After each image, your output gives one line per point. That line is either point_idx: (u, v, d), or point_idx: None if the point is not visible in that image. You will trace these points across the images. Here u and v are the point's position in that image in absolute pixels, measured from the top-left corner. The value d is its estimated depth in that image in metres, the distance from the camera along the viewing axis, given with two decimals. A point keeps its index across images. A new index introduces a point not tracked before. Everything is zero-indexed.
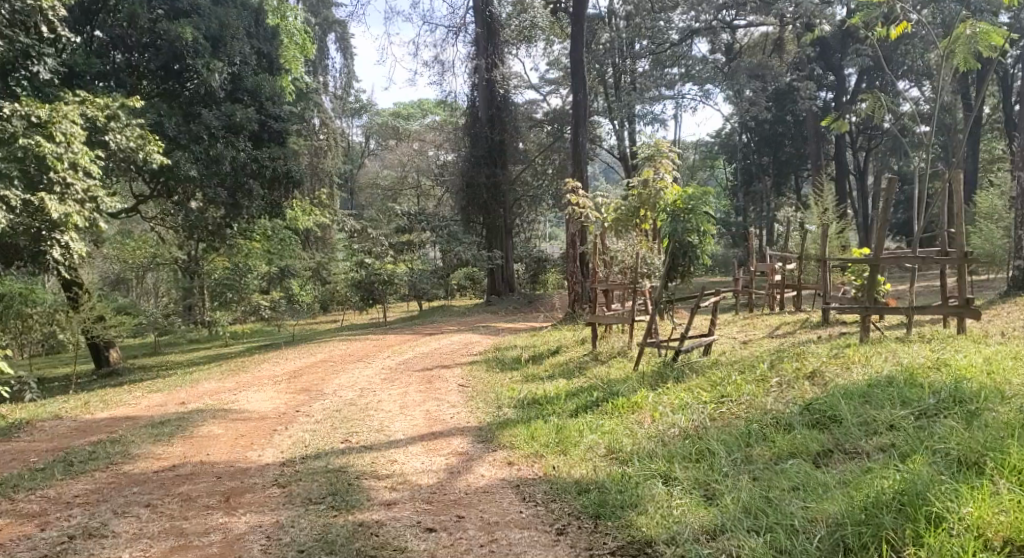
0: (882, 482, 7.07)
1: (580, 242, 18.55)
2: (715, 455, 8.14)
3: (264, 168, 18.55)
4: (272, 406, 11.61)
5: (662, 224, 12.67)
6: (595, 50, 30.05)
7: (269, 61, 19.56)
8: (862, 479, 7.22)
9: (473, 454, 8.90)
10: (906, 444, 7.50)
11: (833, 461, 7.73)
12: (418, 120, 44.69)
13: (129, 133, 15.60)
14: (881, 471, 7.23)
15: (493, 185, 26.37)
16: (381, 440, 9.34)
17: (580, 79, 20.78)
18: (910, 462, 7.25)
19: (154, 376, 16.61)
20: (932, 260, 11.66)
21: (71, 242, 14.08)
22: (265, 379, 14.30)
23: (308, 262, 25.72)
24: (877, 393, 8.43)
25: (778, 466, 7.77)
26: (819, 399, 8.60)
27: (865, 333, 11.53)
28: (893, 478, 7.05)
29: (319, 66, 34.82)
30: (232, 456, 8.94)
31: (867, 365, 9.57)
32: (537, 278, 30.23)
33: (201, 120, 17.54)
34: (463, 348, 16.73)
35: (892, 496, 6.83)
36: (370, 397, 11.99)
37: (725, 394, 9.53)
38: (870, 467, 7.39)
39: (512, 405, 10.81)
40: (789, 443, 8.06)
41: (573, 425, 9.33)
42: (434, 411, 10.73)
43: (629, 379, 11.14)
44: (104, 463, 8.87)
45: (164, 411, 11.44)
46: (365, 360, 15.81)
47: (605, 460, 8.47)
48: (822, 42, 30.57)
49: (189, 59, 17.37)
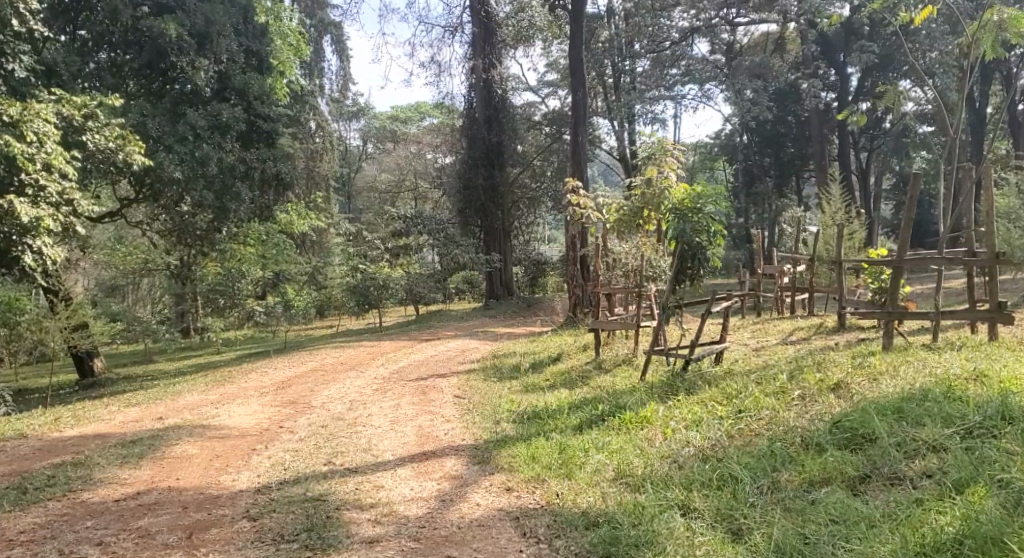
0: (943, 524, 6.35)
1: (582, 244, 17.83)
2: (739, 481, 7.38)
3: (253, 169, 17.78)
4: (254, 422, 10.86)
5: (667, 226, 11.92)
6: (594, 49, 29.05)
7: (259, 60, 18.85)
8: (912, 515, 6.54)
9: (468, 479, 8.13)
10: (961, 471, 6.79)
11: (872, 489, 7.02)
12: (416, 123, 43.83)
13: (108, 133, 14.80)
14: (936, 505, 6.56)
15: (491, 188, 25.65)
16: (368, 463, 8.56)
17: (580, 76, 20.04)
18: (972, 497, 6.54)
19: (136, 387, 15.85)
20: (959, 262, 10.90)
21: (43, 247, 13.21)
22: (250, 391, 13.54)
23: (302, 267, 24.96)
24: (913, 407, 7.68)
25: (811, 496, 7.04)
26: (848, 414, 7.82)
27: (888, 340, 10.77)
28: (952, 514, 6.41)
29: (316, 68, 34.10)
30: (202, 482, 8.15)
31: (897, 377, 8.79)
32: (536, 281, 29.44)
33: (186, 120, 16.74)
34: (460, 355, 15.96)
35: (955, 538, 6.19)
36: (360, 411, 11.22)
37: (742, 408, 8.76)
38: (921, 497, 6.69)
39: (511, 419, 10.04)
40: (820, 466, 7.33)
41: (577, 443, 8.57)
42: (427, 428, 9.95)
43: (636, 390, 10.36)
44: (61, 491, 8.10)
45: (138, 427, 10.66)
46: (359, 369, 15.05)
47: (613, 485, 7.72)
48: (824, 39, 29.75)
49: (173, 56, 16.61)
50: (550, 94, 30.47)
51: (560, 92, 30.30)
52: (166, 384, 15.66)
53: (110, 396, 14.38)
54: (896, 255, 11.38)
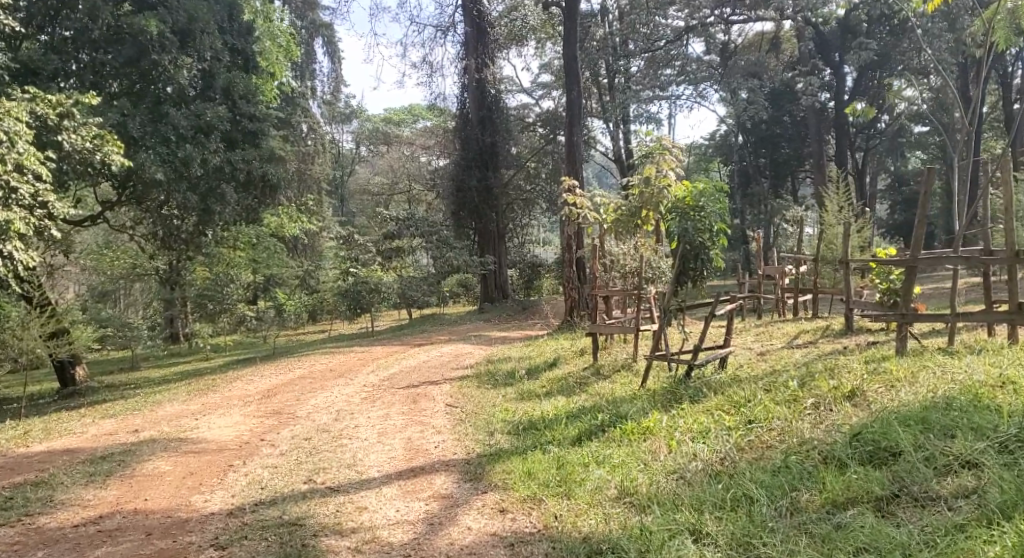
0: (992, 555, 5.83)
1: (577, 245, 17.28)
2: (754, 502, 6.87)
3: (238, 170, 17.21)
4: (234, 435, 10.30)
5: (668, 226, 11.37)
6: (588, 48, 28.39)
7: (244, 58, 18.32)
8: (955, 544, 6.02)
9: (459, 498, 7.57)
10: (1004, 491, 6.27)
11: (902, 509, 6.51)
12: (409, 125, 42.83)
13: (85, 132, 14.14)
14: (981, 532, 6.04)
15: (485, 189, 25.17)
16: (351, 481, 7.98)
17: (575, 73, 19.50)
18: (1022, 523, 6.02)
19: (117, 396, 15.25)
20: (976, 261, 10.37)
21: (15, 252, 12.58)
22: (233, 401, 12.97)
23: (292, 271, 24.39)
24: (939, 417, 7.14)
25: (835, 519, 6.52)
26: (869, 425, 7.30)
27: (902, 344, 10.24)
28: (1001, 542, 5.90)
29: (307, 70, 33.53)
30: (172, 504, 7.57)
31: (916, 383, 8.24)
32: (532, 284, 28.94)
33: (169, 120, 16.09)
34: (453, 361, 15.40)
35: None
36: (346, 422, 10.66)
37: (752, 419, 8.20)
38: (962, 522, 6.18)
39: (506, 430, 9.47)
40: (842, 484, 6.81)
41: (576, 457, 8.03)
42: (417, 441, 9.37)
43: (638, 398, 9.81)
44: (17, 516, 7.53)
45: (111, 442, 10.09)
46: (348, 377, 14.46)
47: (616, 506, 7.20)
48: (820, 37, 29.27)
49: (155, 53, 15.95)
50: (545, 95, 29.89)
51: (554, 93, 29.75)
52: (147, 394, 15.07)
53: (87, 407, 13.80)
54: (908, 255, 10.86)
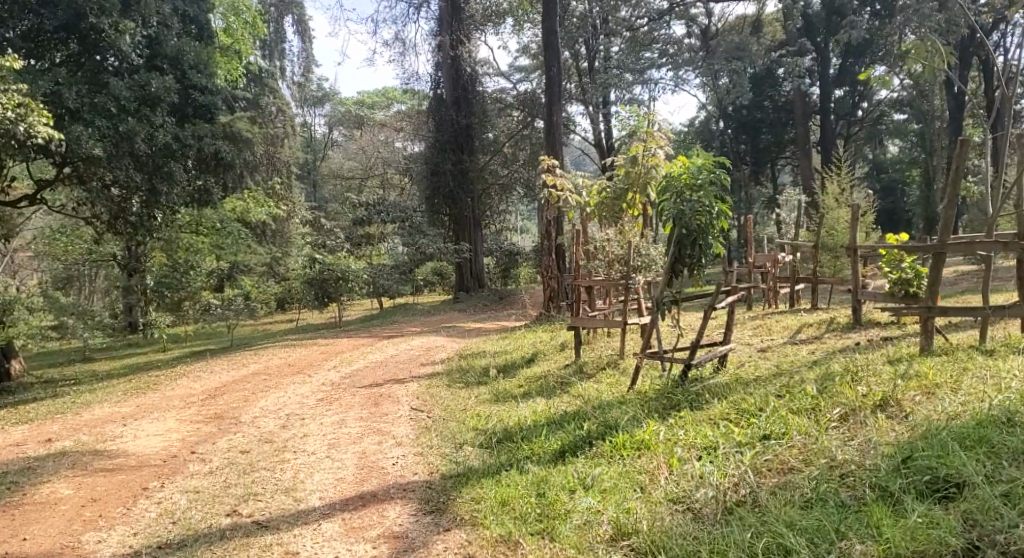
0: None
1: (557, 231, 16.03)
2: (792, 553, 5.78)
3: (189, 147, 15.58)
4: (161, 446, 8.87)
5: (660, 208, 9.91)
6: (569, 25, 26.01)
7: (198, 27, 16.71)
8: None
9: (414, 540, 6.48)
10: None
11: None
12: (383, 109, 41.22)
13: (6, 100, 12.24)
14: None
15: (461, 173, 23.80)
16: (285, 514, 6.85)
17: (554, 45, 17.95)
18: None
19: (52, 393, 13.90)
20: (1014, 247, 9.13)
21: None
22: (173, 402, 11.53)
23: (259, 257, 22.89)
24: (1004, 437, 6.17)
25: None
26: (920, 448, 6.25)
27: (927, 341, 8.98)
28: None
29: (276, 50, 31.84)
30: (50, 549, 6.52)
31: (961, 391, 7.01)
32: (508, 272, 27.57)
33: (109, 90, 14.25)
34: (423, 356, 13.97)
35: None
36: (294, 431, 9.24)
37: (768, 433, 6.95)
38: None
39: (477, 443, 8.08)
40: (904, 531, 5.72)
41: (560, 482, 6.88)
42: (372, 457, 7.97)
43: (628, 404, 8.45)
44: None
45: (16, 455, 8.73)
46: (306, 373, 13.05)
47: (611, 552, 6.14)
48: (807, 19, 27.65)
49: (92, 17, 14.00)
50: (522, 78, 28.37)
51: (532, 76, 28.31)
52: (83, 391, 13.66)
53: (11, 408, 12.40)
54: (933, 240, 9.59)
